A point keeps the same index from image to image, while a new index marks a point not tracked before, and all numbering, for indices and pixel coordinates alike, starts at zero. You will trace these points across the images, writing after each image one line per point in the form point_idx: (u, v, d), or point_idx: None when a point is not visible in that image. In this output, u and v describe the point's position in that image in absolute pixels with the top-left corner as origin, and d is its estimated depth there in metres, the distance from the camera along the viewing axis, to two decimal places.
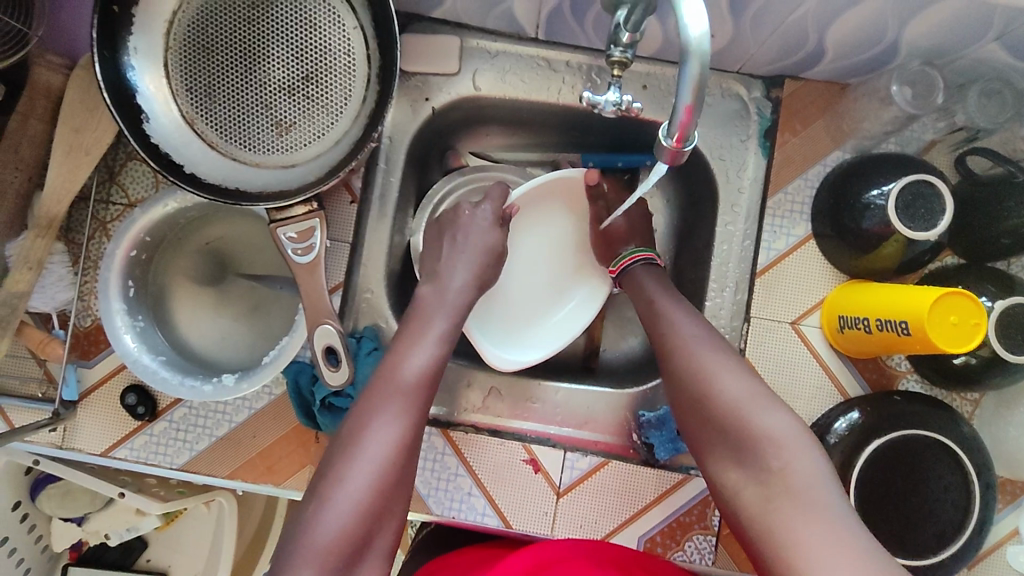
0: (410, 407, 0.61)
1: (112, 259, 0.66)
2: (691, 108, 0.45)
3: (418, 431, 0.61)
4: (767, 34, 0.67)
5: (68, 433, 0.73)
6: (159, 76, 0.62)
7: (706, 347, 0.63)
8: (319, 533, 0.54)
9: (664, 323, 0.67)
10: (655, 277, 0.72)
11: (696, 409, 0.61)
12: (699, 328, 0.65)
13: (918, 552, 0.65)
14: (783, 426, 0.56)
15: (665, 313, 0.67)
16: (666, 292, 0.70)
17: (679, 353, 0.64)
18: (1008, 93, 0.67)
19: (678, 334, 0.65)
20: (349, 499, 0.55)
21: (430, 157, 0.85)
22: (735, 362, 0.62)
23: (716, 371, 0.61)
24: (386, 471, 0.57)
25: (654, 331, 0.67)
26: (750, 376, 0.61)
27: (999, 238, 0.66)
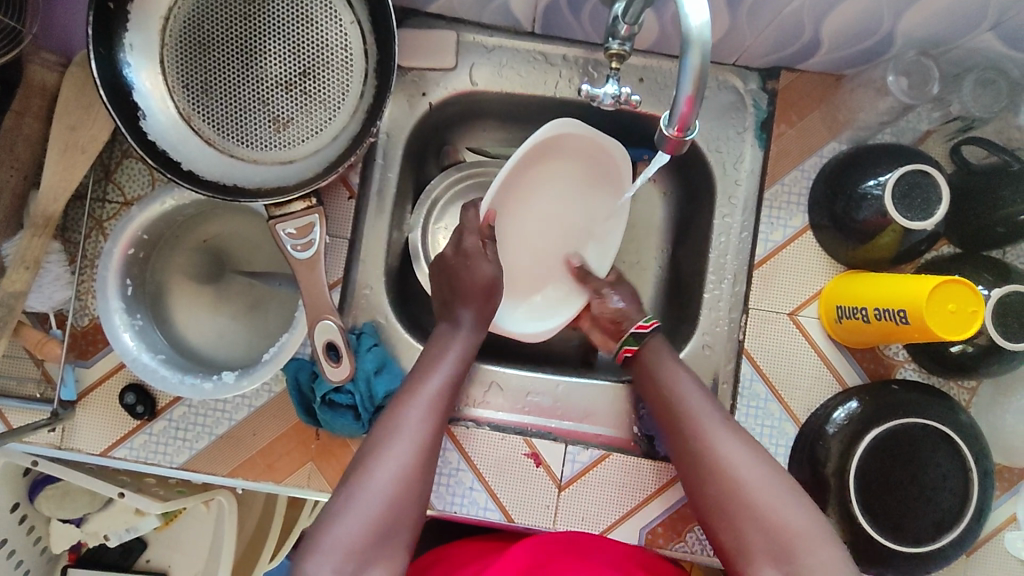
0: (435, 408, 0.65)
1: (111, 259, 0.66)
2: (692, 99, 0.45)
3: (436, 440, 0.65)
4: (763, 26, 0.67)
5: (67, 433, 0.72)
6: (155, 73, 0.62)
7: (726, 434, 0.65)
8: (337, 535, 0.57)
9: (681, 406, 0.67)
10: (670, 354, 0.72)
11: (718, 499, 0.63)
12: (716, 411, 0.66)
13: (917, 540, 0.66)
14: (806, 521, 0.59)
15: (681, 394, 0.68)
16: (680, 367, 0.70)
17: (698, 442, 0.65)
18: (1003, 82, 0.68)
19: (696, 419, 0.66)
20: (374, 496, 0.59)
21: (427, 153, 0.85)
22: (753, 450, 0.63)
23: (737, 462, 0.63)
24: (401, 485, 0.61)
25: (668, 412, 0.68)
26: (772, 466, 0.63)
27: (995, 226, 0.67)
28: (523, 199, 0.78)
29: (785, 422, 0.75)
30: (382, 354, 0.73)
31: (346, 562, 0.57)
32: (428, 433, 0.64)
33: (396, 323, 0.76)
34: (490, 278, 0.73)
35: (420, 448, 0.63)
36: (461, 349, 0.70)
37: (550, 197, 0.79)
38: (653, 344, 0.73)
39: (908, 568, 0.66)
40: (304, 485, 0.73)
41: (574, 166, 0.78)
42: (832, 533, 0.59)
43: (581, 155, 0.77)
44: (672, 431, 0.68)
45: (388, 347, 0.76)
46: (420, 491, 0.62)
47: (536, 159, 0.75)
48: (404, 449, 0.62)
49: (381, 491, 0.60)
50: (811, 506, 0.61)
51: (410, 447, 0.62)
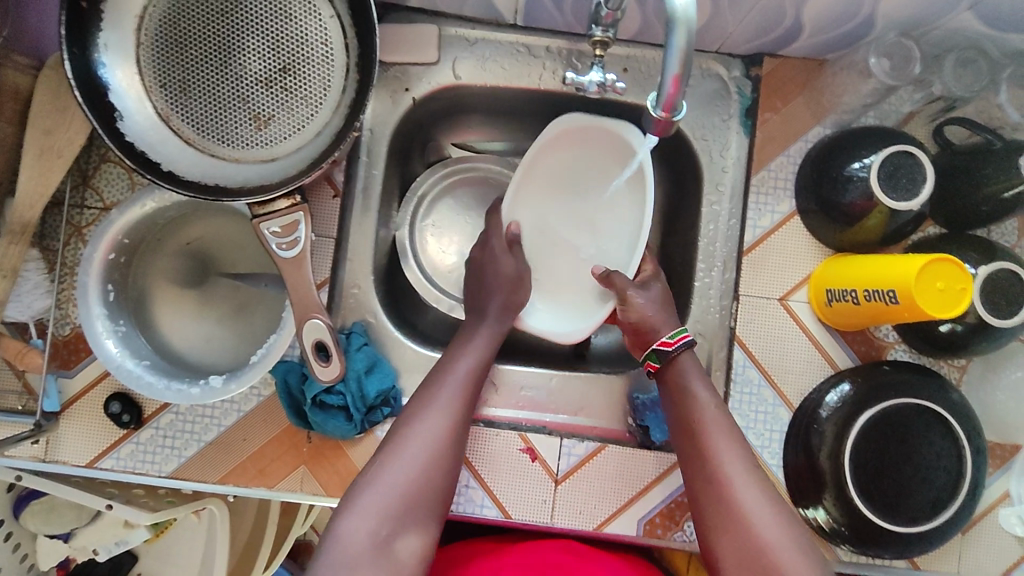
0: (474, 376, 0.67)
1: (90, 264, 0.64)
2: (678, 79, 0.44)
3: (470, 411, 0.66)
4: (745, 12, 0.67)
5: (51, 445, 0.71)
6: (132, 72, 0.60)
7: (753, 488, 0.60)
8: (374, 490, 0.59)
9: (711, 451, 0.62)
10: (699, 375, 0.67)
11: (738, 556, 0.58)
12: (746, 463, 0.62)
13: (914, 519, 0.66)
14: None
15: (710, 437, 0.63)
16: (716, 407, 0.65)
17: (726, 495, 0.60)
18: (983, 62, 0.69)
19: (725, 470, 0.61)
20: (412, 458, 0.61)
21: (412, 149, 0.84)
22: (780, 509, 0.59)
23: (763, 521, 0.58)
24: (439, 448, 0.62)
25: (697, 458, 0.63)
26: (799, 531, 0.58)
27: (979, 206, 0.67)
28: (534, 193, 0.78)
29: (779, 408, 0.74)
30: (372, 354, 0.72)
31: (382, 522, 0.57)
32: (463, 398, 0.65)
33: (386, 322, 0.75)
34: (513, 274, 0.73)
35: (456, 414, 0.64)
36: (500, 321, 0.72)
37: (558, 194, 0.79)
38: (683, 359, 0.68)
39: (904, 548, 0.67)
40: (297, 490, 0.71)
41: (580, 166, 0.78)
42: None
43: (588, 146, 0.77)
44: (696, 478, 0.63)
45: (380, 347, 0.75)
46: (453, 456, 0.63)
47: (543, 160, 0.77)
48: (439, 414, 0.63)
49: (417, 454, 0.61)
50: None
51: (446, 410, 0.64)
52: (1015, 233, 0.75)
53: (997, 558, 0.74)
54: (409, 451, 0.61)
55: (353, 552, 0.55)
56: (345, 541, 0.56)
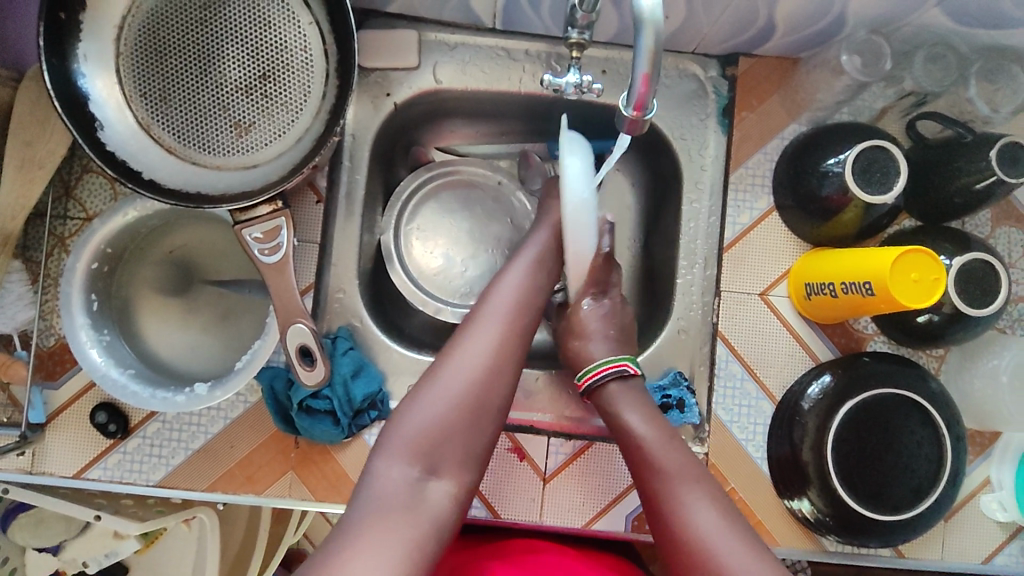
0: (517, 308, 0.67)
1: (74, 274, 0.64)
2: (648, 78, 0.46)
3: (520, 341, 0.65)
4: (719, 12, 0.68)
5: (37, 457, 0.71)
6: (112, 82, 0.61)
7: (706, 510, 0.57)
8: (408, 427, 0.59)
9: (664, 473, 0.60)
10: (633, 394, 0.67)
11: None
12: (697, 483, 0.59)
13: (896, 507, 0.67)
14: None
15: (661, 461, 0.61)
16: (660, 432, 0.63)
17: (678, 520, 0.57)
18: (952, 57, 0.70)
19: (675, 495, 0.59)
20: (446, 391, 0.60)
21: (395, 154, 0.84)
22: (736, 527, 0.57)
23: (718, 544, 0.55)
24: (476, 378, 0.61)
25: (650, 482, 0.61)
26: (759, 550, 0.55)
27: (952, 197, 0.68)
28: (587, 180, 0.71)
29: (762, 402, 0.75)
30: (358, 357, 0.72)
31: (414, 463, 0.57)
32: (503, 330, 0.64)
33: (371, 325, 0.76)
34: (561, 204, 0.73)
35: (496, 351, 0.63)
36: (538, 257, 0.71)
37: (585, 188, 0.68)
38: (610, 388, 0.68)
39: (888, 537, 0.68)
40: (286, 495, 0.72)
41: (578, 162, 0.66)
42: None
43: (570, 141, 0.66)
44: (650, 504, 0.60)
45: (367, 351, 0.75)
46: (501, 389, 0.62)
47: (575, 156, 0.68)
48: (478, 351, 0.63)
49: (451, 392, 0.60)
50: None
51: (487, 346, 0.63)
52: (988, 224, 0.76)
53: (979, 543, 0.75)
54: (444, 388, 0.60)
55: (386, 493, 0.55)
56: (380, 481, 0.56)
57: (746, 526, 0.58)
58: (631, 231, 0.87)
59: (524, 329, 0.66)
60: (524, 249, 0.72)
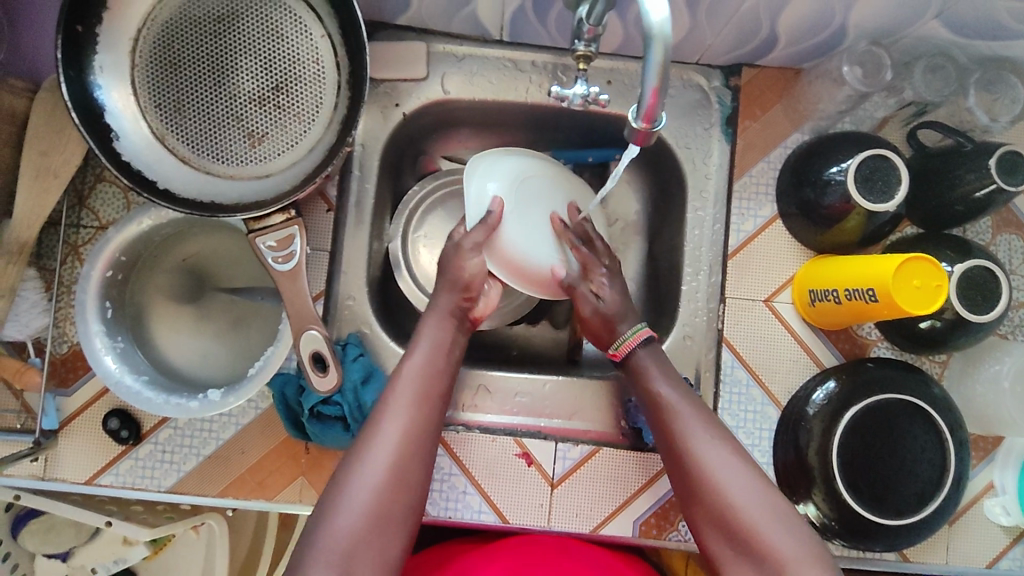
0: (412, 414, 0.62)
1: (88, 281, 0.65)
2: (658, 91, 0.46)
3: (429, 426, 0.63)
4: (723, 23, 0.70)
5: (50, 464, 0.71)
6: (128, 94, 0.62)
7: (715, 448, 0.61)
8: (320, 542, 0.55)
9: (677, 421, 0.63)
10: (650, 348, 0.69)
11: (707, 515, 0.59)
12: (705, 425, 0.62)
13: (900, 512, 0.68)
14: (797, 543, 0.56)
15: (676, 410, 0.64)
16: (670, 379, 0.66)
17: (692, 462, 0.61)
18: (952, 67, 0.71)
19: (687, 436, 0.62)
20: (355, 502, 0.57)
21: (403, 163, 0.86)
22: (746, 465, 0.60)
23: (729, 484, 0.59)
24: (383, 484, 0.58)
25: (662, 424, 0.64)
26: (766, 487, 0.59)
27: (954, 204, 0.70)
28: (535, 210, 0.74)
29: (767, 407, 0.76)
30: (369, 363, 0.73)
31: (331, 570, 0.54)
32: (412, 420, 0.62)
33: (381, 332, 0.77)
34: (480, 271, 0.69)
35: (404, 444, 0.60)
36: (432, 356, 0.66)
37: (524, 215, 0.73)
38: (639, 353, 0.69)
39: (893, 540, 0.69)
40: (296, 501, 0.72)
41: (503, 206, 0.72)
42: (827, 556, 0.55)
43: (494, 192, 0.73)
44: (665, 449, 0.64)
45: (376, 357, 0.76)
46: (400, 509, 0.59)
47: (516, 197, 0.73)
48: (376, 457, 0.59)
49: (360, 500, 0.57)
50: (805, 527, 0.57)
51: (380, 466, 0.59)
52: (988, 231, 0.77)
53: (983, 546, 0.75)
54: (355, 491, 0.57)
55: None
56: None
57: (756, 464, 0.61)
58: (637, 237, 0.89)
59: (424, 437, 0.62)
60: (418, 341, 0.67)
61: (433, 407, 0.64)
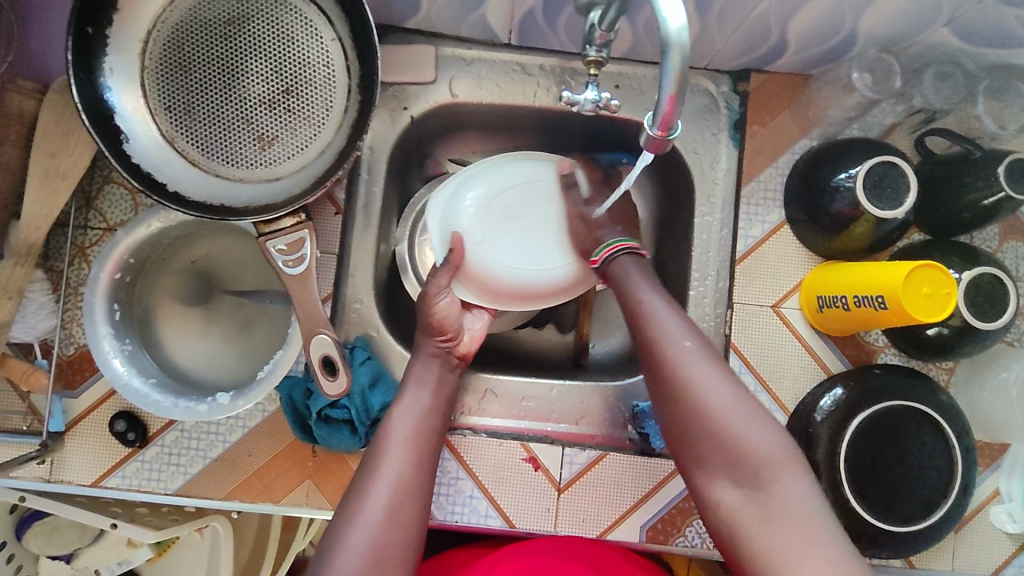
0: (411, 455, 0.63)
1: (97, 283, 0.65)
2: (675, 98, 0.46)
3: (427, 464, 0.64)
4: (733, 29, 0.70)
5: (56, 466, 0.71)
6: (137, 96, 0.62)
7: (702, 361, 0.60)
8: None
9: (658, 330, 0.63)
10: (638, 267, 0.69)
11: (680, 418, 0.60)
12: (690, 337, 0.62)
13: (907, 519, 0.68)
14: (777, 449, 0.57)
15: (657, 318, 0.63)
16: (655, 293, 0.65)
17: (671, 366, 0.61)
18: (960, 75, 0.71)
19: (672, 346, 0.61)
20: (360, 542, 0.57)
21: (411, 166, 0.85)
22: (724, 372, 0.60)
23: (708, 388, 0.59)
24: (386, 524, 0.58)
25: (645, 337, 0.63)
26: (742, 393, 0.59)
27: (961, 212, 0.70)
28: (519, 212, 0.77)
29: (775, 413, 0.76)
30: (376, 366, 0.73)
31: None
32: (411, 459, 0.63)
33: (388, 335, 0.77)
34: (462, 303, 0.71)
35: (404, 483, 0.61)
36: (427, 400, 0.67)
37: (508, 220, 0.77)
38: (621, 259, 0.69)
39: (899, 547, 0.69)
40: (303, 504, 0.72)
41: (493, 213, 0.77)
42: (799, 459, 0.57)
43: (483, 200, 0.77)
44: (643, 355, 0.64)
45: (383, 361, 0.76)
46: (400, 548, 0.58)
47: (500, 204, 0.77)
48: (378, 498, 0.59)
49: (364, 540, 0.57)
50: (780, 430, 0.58)
51: (378, 509, 0.59)
52: (995, 238, 0.77)
53: (989, 553, 0.76)
54: (358, 532, 0.58)
55: None
56: None
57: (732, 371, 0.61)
58: (644, 241, 0.89)
59: (421, 479, 0.63)
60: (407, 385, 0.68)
61: (428, 448, 0.65)
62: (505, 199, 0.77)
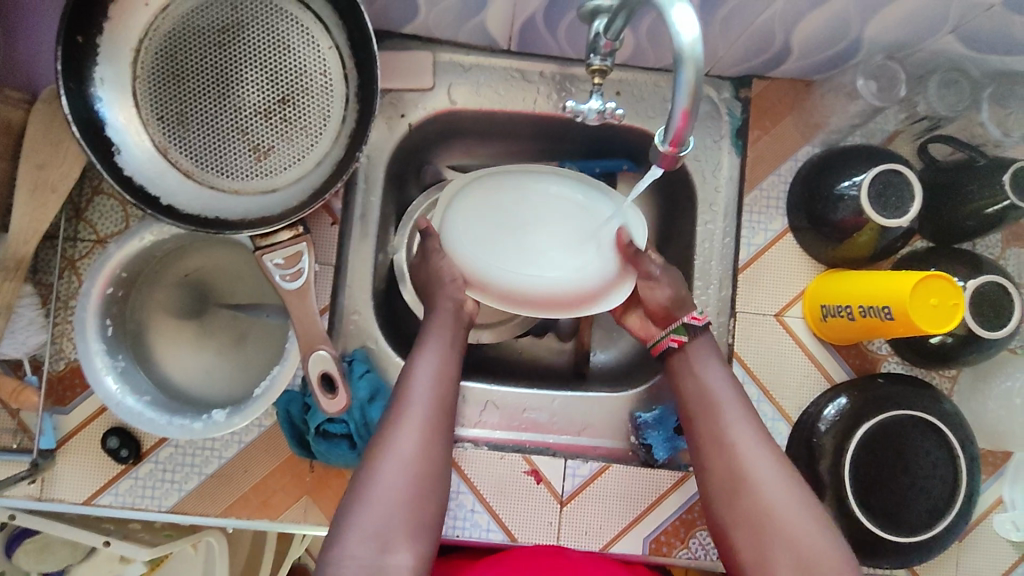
0: (429, 416, 0.62)
1: (89, 299, 0.63)
2: (687, 114, 0.45)
3: (445, 424, 0.63)
4: (736, 36, 0.69)
5: (47, 484, 0.69)
6: (130, 107, 0.60)
7: (763, 458, 0.62)
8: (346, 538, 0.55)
9: (716, 405, 0.65)
10: (712, 352, 0.69)
11: (740, 514, 0.61)
12: (753, 432, 0.63)
13: (912, 528, 0.68)
14: (836, 558, 0.57)
15: (720, 410, 0.65)
16: (722, 380, 0.66)
17: (727, 441, 0.63)
18: (965, 83, 0.71)
19: (734, 440, 0.63)
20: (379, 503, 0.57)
21: (408, 173, 0.84)
22: (788, 472, 0.61)
23: (759, 468, 0.61)
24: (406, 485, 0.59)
25: (707, 426, 0.65)
26: (792, 477, 0.61)
27: (965, 220, 0.69)
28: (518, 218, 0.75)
29: (778, 422, 0.76)
30: (375, 380, 0.72)
31: None
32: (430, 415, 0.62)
33: (387, 347, 0.75)
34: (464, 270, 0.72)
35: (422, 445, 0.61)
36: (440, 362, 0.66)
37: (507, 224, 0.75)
38: (705, 339, 0.69)
39: (904, 557, 0.68)
40: (301, 520, 0.71)
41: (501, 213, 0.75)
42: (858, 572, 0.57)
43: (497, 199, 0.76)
44: (703, 444, 0.64)
45: (383, 373, 0.74)
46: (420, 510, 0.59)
47: (506, 205, 0.76)
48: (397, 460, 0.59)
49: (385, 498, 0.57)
50: (836, 533, 0.59)
51: (388, 492, 0.58)
52: (998, 245, 0.77)
53: (993, 560, 0.75)
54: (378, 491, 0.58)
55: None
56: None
57: (791, 466, 0.62)
58: None
59: (437, 444, 0.62)
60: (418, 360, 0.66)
61: (443, 427, 0.63)
62: (514, 202, 0.76)
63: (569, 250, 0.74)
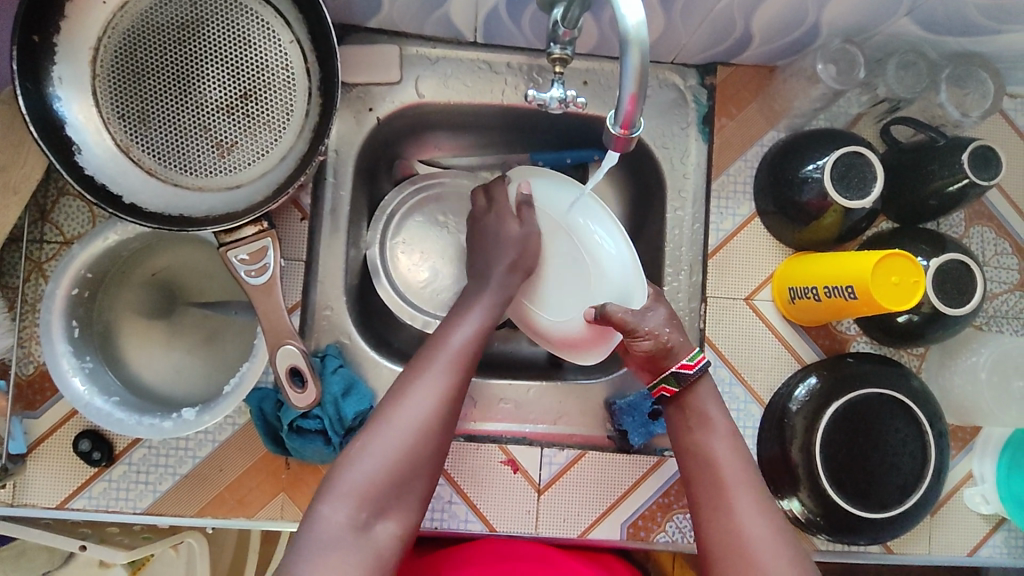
0: (452, 378, 0.61)
1: (54, 300, 0.63)
2: (635, 97, 0.45)
3: (462, 394, 0.62)
4: (696, 24, 0.69)
5: (18, 489, 0.69)
6: (88, 105, 0.59)
7: (760, 521, 0.58)
8: (345, 482, 0.56)
9: (723, 480, 0.61)
10: (716, 400, 0.66)
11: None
12: (752, 494, 0.60)
13: (883, 505, 0.69)
14: None
15: (720, 466, 0.61)
16: (723, 434, 0.63)
17: (730, 518, 0.59)
18: (923, 64, 0.72)
19: (732, 501, 0.59)
20: (382, 449, 0.57)
21: (380, 168, 0.84)
22: (785, 540, 0.57)
23: (764, 549, 0.57)
24: (417, 435, 0.58)
25: (706, 482, 0.61)
26: (800, 562, 0.57)
27: (928, 199, 0.70)
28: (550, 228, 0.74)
29: (750, 405, 0.76)
30: (348, 375, 0.72)
31: None
32: (454, 375, 0.62)
33: (361, 341, 0.75)
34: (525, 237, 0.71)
35: (439, 404, 0.60)
36: (478, 330, 0.65)
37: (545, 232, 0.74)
38: (700, 385, 0.65)
39: (877, 533, 0.69)
40: (277, 517, 0.71)
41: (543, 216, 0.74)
42: None
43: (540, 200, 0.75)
44: (700, 497, 0.61)
45: (357, 368, 0.74)
46: (422, 469, 0.59)
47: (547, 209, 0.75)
48: (409, 413, 0.59)
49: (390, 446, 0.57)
50: None
51: (392, 444, 0.57)
52: (962, 224, 0.78)
53: (965, 534, 0.77)
54: (382, 439, 0.58)
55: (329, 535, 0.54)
56: (321, 523, 0.54)
57: (790, 532, 0.59)
58: None
59: (455, 409, 0.61)
60: (463, 317, 0.67)
61: (463, 388, 0.62)
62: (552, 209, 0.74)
63: (571, 286, 0.73)
